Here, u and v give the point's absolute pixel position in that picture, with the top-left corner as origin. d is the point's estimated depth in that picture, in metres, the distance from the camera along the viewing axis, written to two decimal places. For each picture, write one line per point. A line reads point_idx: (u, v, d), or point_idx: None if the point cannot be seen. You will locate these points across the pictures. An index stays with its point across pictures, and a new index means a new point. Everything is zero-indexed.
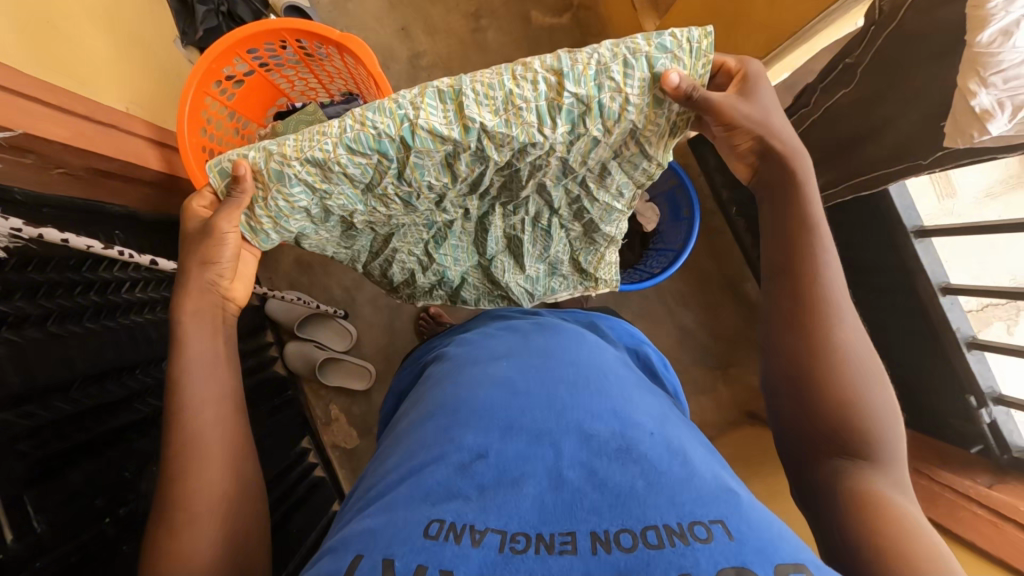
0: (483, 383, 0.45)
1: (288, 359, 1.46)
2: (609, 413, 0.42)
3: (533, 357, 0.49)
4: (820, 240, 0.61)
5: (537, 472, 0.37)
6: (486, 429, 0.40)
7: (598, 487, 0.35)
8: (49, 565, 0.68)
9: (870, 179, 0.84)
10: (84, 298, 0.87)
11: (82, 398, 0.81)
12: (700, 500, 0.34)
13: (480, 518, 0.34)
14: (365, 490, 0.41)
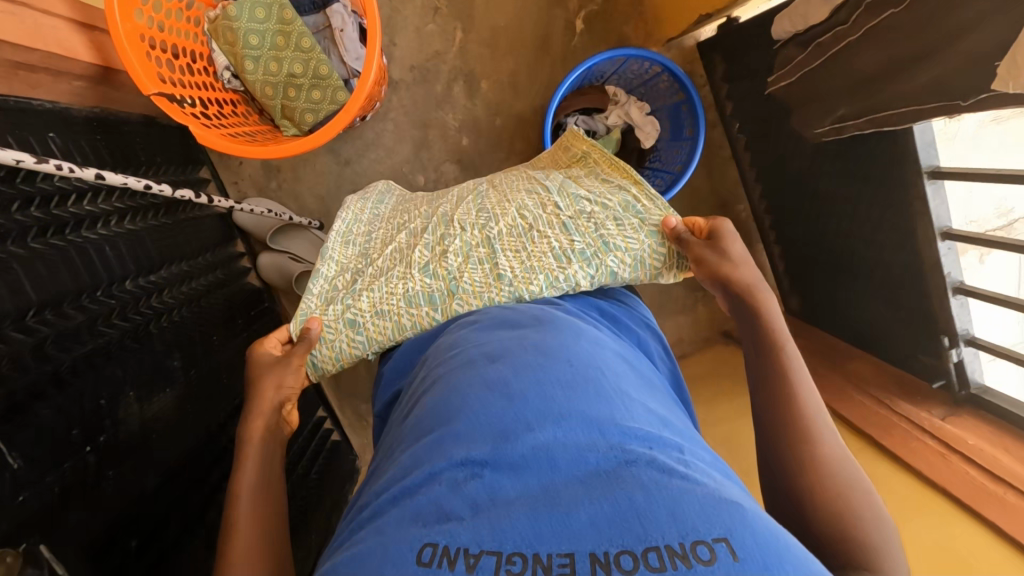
0: (475, 385, 0.43)
1: (262, 270, 1.40)
2: (607, 418, 0.39)
3: (525, 353, 0.46)
4: (788, 366, 0.63)
5: (532, 488, 0.35)
6: (478, 440, 0.38)
7: (596, 501, 0.34)
8: (32, 499, 0.67)
9: (894, 116, 0.78)
10: (24, 215, 0.78)
11: (38, 327, 0.76)
12: (702, 514, 0.32)
13: (474, 538, 0.32)
14: (358, 506, 0.40)
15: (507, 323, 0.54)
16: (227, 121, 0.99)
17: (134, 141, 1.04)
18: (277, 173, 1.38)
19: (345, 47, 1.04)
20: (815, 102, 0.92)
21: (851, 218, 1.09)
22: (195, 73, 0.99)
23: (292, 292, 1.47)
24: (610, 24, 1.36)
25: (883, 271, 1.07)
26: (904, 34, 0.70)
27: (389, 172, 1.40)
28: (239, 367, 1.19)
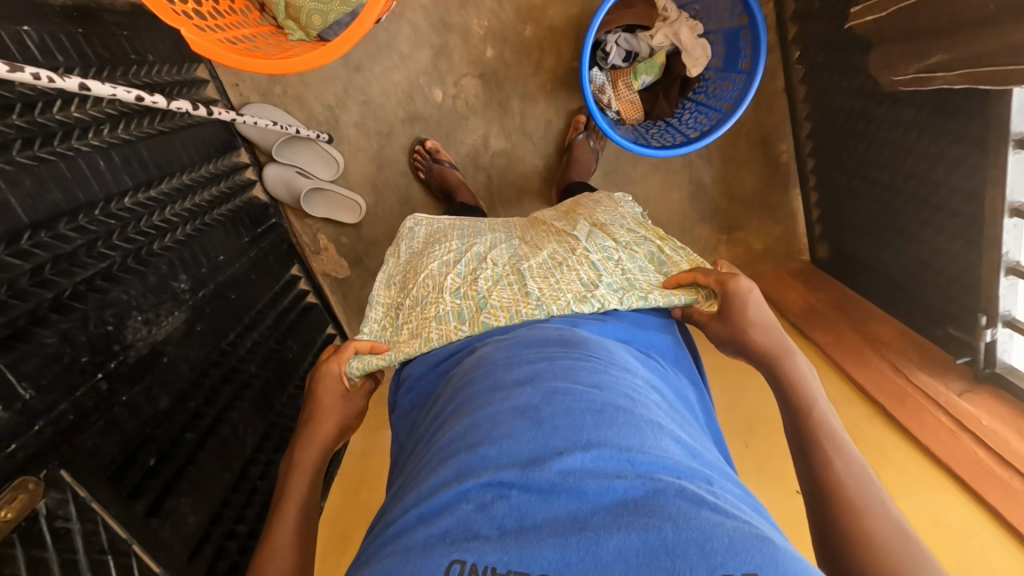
0: (504, 398, 0.40)
1: (267, 184, 1.32)
2: (638, 435, 0.36)
3: (554, 367, 0.43)
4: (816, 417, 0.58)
5: (560, 509, 0.32)
6: (505, 454, 0.35)
7: (627, 529, 0.30)
8: (47, 429, 0.67)
9: (997, 74, 0.67)
10: (5, 124, 0.71)
11: (34, 252, 0.71)
12: (739, 548, 0.29)
13: (500, 562, 0.29)
14: (380, 521, 0.38)
15: (534, 334, 0.51)
16: (224, 21, 0.87)
17: (121, 34, 0.92)
18: (282, 75, 1.25)
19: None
20: (905, 42, 0.79)
21: (910, 175, 0.99)
22: None
23: (300, 208, 1.40)
24: None
25: (935, 238, 0.99)
26: None
27: (404, 81, 1.27)
28: (247, 287, 1.16)
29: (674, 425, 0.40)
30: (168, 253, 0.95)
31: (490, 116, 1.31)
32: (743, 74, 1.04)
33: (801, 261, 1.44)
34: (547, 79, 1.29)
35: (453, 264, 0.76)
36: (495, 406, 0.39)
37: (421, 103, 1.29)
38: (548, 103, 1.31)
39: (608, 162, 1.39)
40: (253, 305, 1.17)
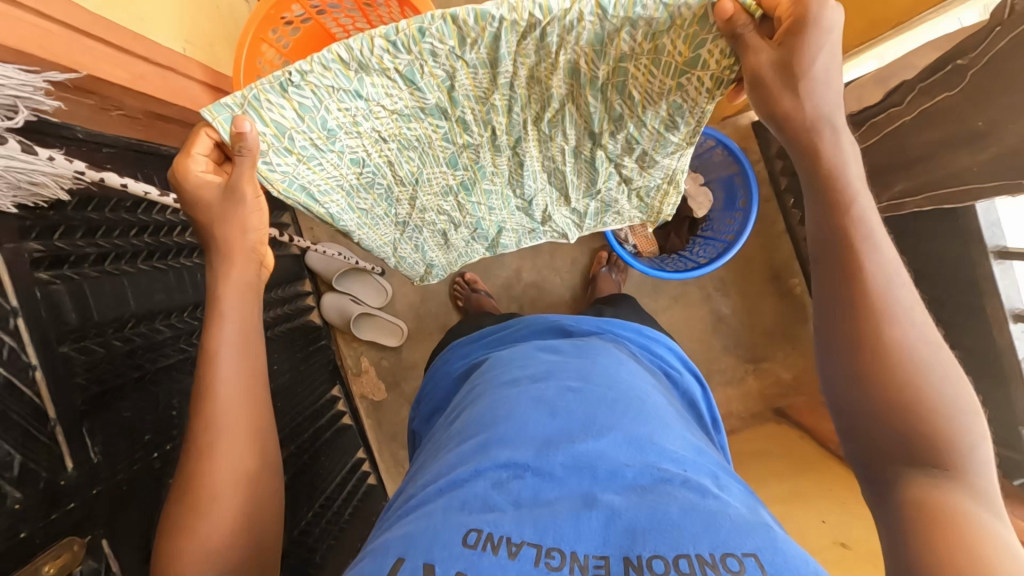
0: (521, 400, 0.46)
1: (324, 308, 1.49)
2: (644, 438, 0.41)
3: (571, 377, 0.49)
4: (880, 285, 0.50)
5: (571, 494, 0.37)
6: (522, 445, 0.40)
7: (634, 511, 0.35)
8: (103, 492, 0.73)
9: (949, 195, 0.78)
10: (139, 239, 0.90)
11: (132, 335, 0.84)
12: (737, 530, 0.33)
13: (516, 532, 0.33)
14: (404, 499, 0.42)
15: (547, 350, 0.57)
16: None
17: None
18: None
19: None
20: (870, 177, 0.93)
21: None
22: None
23: (349, 332, 1.54)
24: None
25: None
26: (961, 115, 0.72)
27: None
28: (293, 397, 1.24)
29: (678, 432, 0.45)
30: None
31: (523, 253, 1.50)
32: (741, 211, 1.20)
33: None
34: None
35: (414, 140, 0.74)
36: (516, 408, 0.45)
37: None
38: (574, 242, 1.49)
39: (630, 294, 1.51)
40: (296, 414, 1.24)
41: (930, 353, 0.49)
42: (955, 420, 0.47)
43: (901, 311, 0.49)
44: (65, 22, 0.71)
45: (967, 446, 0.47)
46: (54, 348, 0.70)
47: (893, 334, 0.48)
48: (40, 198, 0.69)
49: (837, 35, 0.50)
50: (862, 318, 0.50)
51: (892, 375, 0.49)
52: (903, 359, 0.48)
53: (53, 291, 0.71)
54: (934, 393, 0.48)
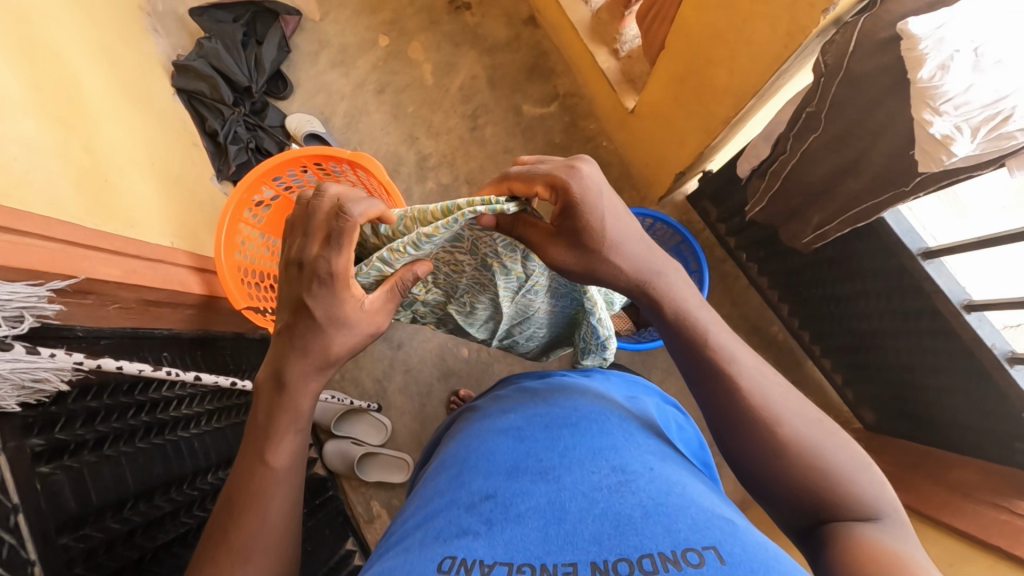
0: (494, 444, 0.54)
1: (327, 457, 1.49)
2: (603, 457, 0.49)
3: (541, 417, 0.58)
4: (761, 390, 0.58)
5: (540, 508, 0.44)
6: (494, 478, 0.48)
7: (598, 518, 0.42)
8: None
9: (860, 211, 0.86)
10: (136, 419, 0.94)
11: (131, 515, 0.85)
12: (695, 529, 0.40)
13: (489, 554, 0.40)
14: (389, 538, 0.50)
15: (515, 397, 0.66)
16: None
17: (221, 350, 1.25)
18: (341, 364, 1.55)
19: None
20: (790, 217, 1.03)
21: (876, 312, 1.09)
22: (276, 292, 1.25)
23: (354, 476, 1.52)
24: None
25: (931, 355, 1.02)
26: (835, 148, 0.82)
27: (436, 348, 1.55)
28: (306, 556, 1.19)
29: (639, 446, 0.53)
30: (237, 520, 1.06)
31: (511, 359, 1.54)
32: (698, 271, 1.28)
33: (854, 429, 1.37)
34: None
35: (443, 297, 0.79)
36: (493, 451, 0.53)
37: (452, 361, 1.55)
38: None
39: None
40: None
41: (814, 436, 0.55)
42: (829, 448, 0.55)
43: (777, 411, 0.57)
44: (62, 238, 0.83)
45: (873, 500, 0.53)
46: (53, 540, 0.71)
47: (784, 431, 0.55)
48: (42, 393, 0.75)
49: (605, 187, 0.59)
50: (752, 420, 0.57)
51: (792, 461, 0.54)
52: (800, 450, 0.55)
53: (53, 481, 0.74)
54: (832, 465, 0.54)
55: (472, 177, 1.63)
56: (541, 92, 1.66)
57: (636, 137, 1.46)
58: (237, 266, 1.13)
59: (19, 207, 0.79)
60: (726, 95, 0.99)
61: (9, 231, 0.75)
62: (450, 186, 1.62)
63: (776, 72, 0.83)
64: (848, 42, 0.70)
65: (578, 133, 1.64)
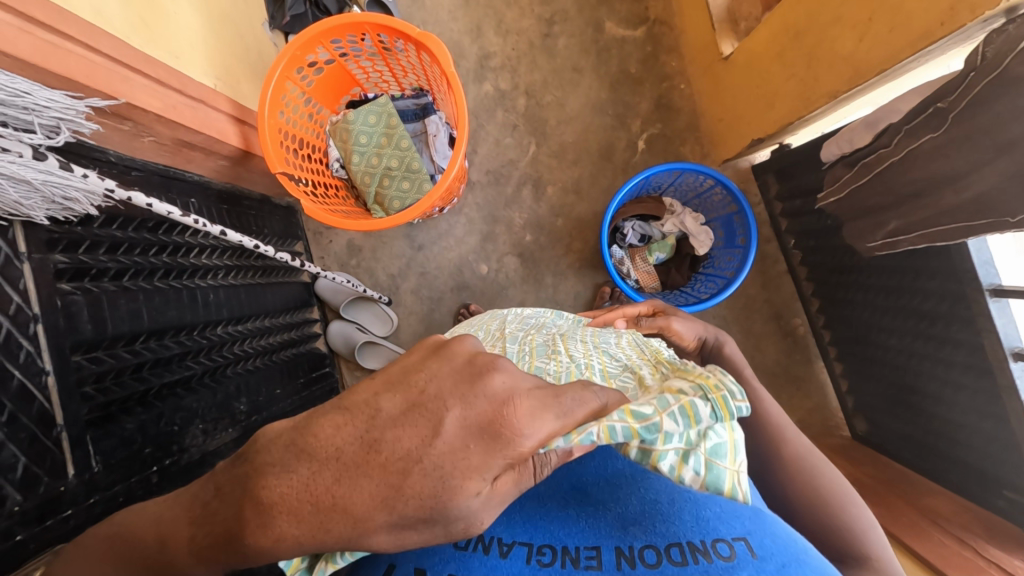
0: None
1: (330, 336, 1.52)
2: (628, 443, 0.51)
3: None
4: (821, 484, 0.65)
5: (563, 491, 0.48)
6: None
7: (621, 507, 0.45)
8: (100, 503, 0.73)
9: (939, 232, 0.81)
10: (156, 258, 0.94)
11: (143, 350, 0.87)
12: (722, 518, 0.42)
13: (508, 534, 0.44)
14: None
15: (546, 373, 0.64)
16: (328, 201, 1.16)
17: (246, 208, 1.24)
18: (359, 251, 1.54)
19: (439, 148, 1.24)
20: (862, 217, 0.96)
21: (916, 334, 1.05)
22: (312, 163, 1.19)
23: (352, 360, 1.56)
24: (671, 144, 1.50)
25: (958, 392, 0.99)
26: (945, 156, 0.74)
27: (455, 258, 1.53)
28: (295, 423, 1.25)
29: None
30: (241, 377, 1.09)
31: (528, 287, 1.52)
32: (742, 249, 1.23)
33: (841, 437, 1.37)
34: (576, 258, 1.52)
35: None
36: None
37: (468, 275, 1.53)
38: (577, 278, 1.52)
39: None
40: None
41: (817, 467, 0.64)
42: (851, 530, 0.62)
43: (786, 434, 0.66)
44: (107, 54, 0.77)
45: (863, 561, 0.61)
46: (68, 357, 0.73)
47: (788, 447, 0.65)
48: (71, 212, 0.73)
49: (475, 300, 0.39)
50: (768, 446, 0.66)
51: (813, 501, 0.61)
52: (808, 476, 0.63)
53: (72, 301, 0.75)
54: (837, 508, 0.60)
55: (533, 88, 1.51)
56: (629, 13, 1.50)
57: (720, 89, 1.33)
58: (277, 123, 1.07)
59: (66, 9, 0.73)
60: (844, 63, 0.88)
61: (51, 31, 0.69)
62: (507, 93, 1.51)
63: (920, 50, 0.74)
64: (1022, 36, 0.61)
65: (656, 67, 1.50)
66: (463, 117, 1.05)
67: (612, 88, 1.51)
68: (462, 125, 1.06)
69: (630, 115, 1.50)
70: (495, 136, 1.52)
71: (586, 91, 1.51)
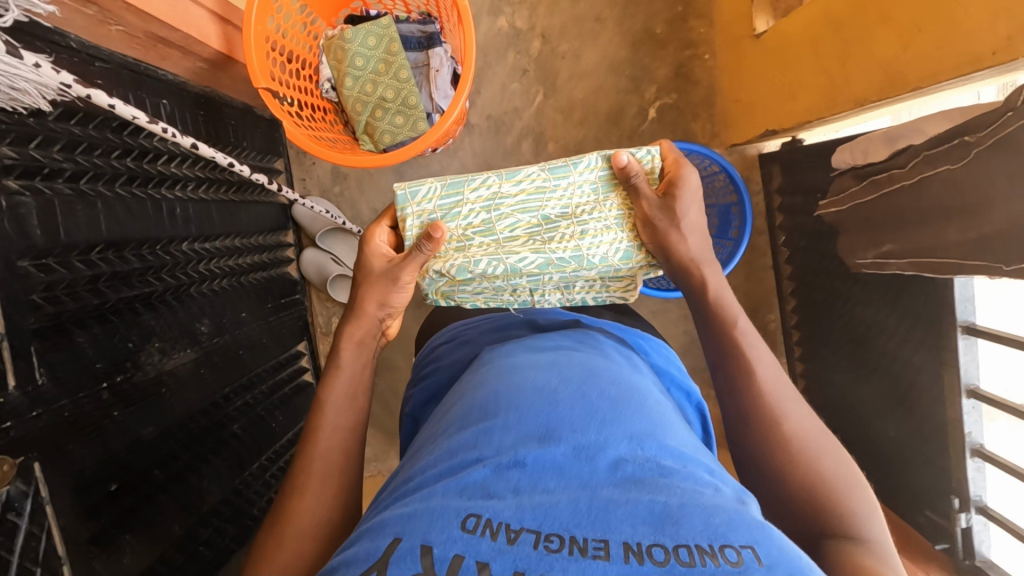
0: (526, 396, 0.54)
1: (303, 265, 1.47)
2: (640, 439, 0.49)
3: (574, 374, 0.58)
4: (778, 401, 0.63)
5: (571, 485, 0.44)
6: (526, 440, 0.48)
7: (631, 502, 0.42)
8: (44, 417, 0.71)
9: (929, 262, 0.81)
10: (120, 162, 0.88)
11: (97, 261, 0.82)
12: (732, 525, 0.40)
13: (515, 518, 0.41)
14: (402, 481, 0.50)
15: (559, 362, 0.62)
16: (314, 124, 1.08)
17: (223, 119, 1.16)
18: (343, 179, 1.47)
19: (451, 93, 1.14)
20: (858, 234, 0.95)
21: (879, 354, 1.08)
22: (301, 79, 1.09)
23: (324, 291, 1.53)
24: (683, 117, 1.42)
25: (904, 412, 1.04)
26: (957, 192, 0.72)
27: None
28: (257, 347, 1.24)
29: (675, 439, 0.51)
30: (204, 300, 1.06)
31: None
32: (732, 242, 1.20)
33: None
34: None
35: (525, 186, 0.79)
36: (531, 409, 0.52)
37: None
38: None
39: None
40: (258, 364, 1.24)
41: (818, 441, 0.61)
42: (823, 465, 0.59)
43: (783, 408, 0.63)
44: None
45: (862, 520, 0.55)
46: (13, 263, 0.68)
47: (788, 425, 0.61)
48: (21, 105, 0.66)
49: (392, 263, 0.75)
50: (761, 411, 0.63)
51: (802, 488, 0.58)
52: (802, 446, 0.60)
53: (17, 203, 0.70)
54: (833, 478, 0.58)
55: (549, 33, 1.40)
56: None
57: (743, 69, 1.27)
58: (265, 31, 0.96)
59: None
60: (878, 69, 0.83)
61: None
62: (522, 33, 1.41)
63: (960, 76, 0.70)
64: None
65: (683, 31, 1.39)
66: (470, 58, 0.95)
67: (633, 47, 1.40)
68: (469, 66, 0.97)
69: (645, 80, 1.41)
70: (502, 80, 1.42)
71: (603, 46, 1.40)
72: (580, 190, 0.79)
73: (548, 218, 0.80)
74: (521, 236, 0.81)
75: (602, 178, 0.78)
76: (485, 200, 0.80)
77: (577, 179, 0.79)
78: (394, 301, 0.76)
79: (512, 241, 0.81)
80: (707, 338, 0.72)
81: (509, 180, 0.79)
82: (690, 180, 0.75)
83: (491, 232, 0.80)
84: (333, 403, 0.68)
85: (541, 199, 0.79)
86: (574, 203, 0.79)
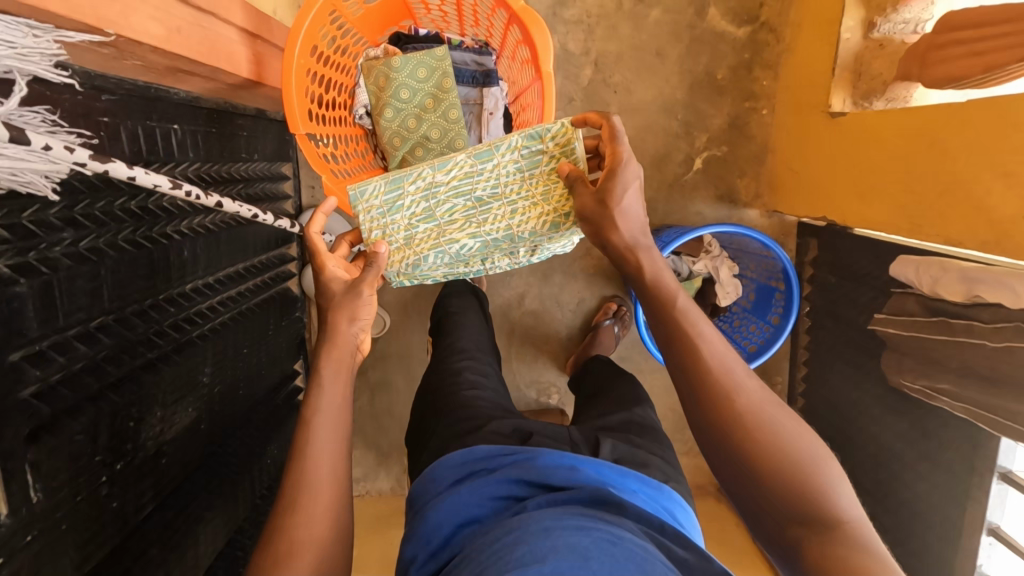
0: (557, 551, 0.44)
1: (306, 281, 1.35)
2: None
3: (616, 537, 0.46)
4: (749, 411, 0.59)
5: None
6: None
7: None
8: (38, 537, 0.62)
9: (989, 417, 0.81)
10: (125, 211, 0.75)
11: (98, 338, 0.71)
12: None
13: None
14: None
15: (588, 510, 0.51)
16: (346, 163, 0.95)
17: (235, 134, 1.01)
18: None
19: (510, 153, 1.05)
20: (912, 360, 0.94)
21: (895, 458, 1.10)
22: (334, 108, 0.95)
23: None
24: (729, 171, 1.35)
25: (915, 519, 1.08)
26: None
27: None
28: (256, 383, 1.13)
29: None
30: (218, 345, 0.96)
31: (531, 279, 1.43)
32: (771, 325, 1.16)
33: None
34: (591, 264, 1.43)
35: (449, 178, 0.85)
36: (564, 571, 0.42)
37: None
38: (586, 284, 1.44)
39: (624, 350, 1.50)
40: (256, 401, 1.14)
41: (815, 449, 0.58)
42: (823, 471, 0.56)
43: (740, 387, 0.60)
44: None
45: (867, 529, 0.54)
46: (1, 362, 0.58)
47: (805, 449, 0.57)
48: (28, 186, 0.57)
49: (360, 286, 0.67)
50: (750, 433, 0.58)
51: (818, 507, 0.55)
52: (801, 459, 0.57)
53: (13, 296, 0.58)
54: (838, 498, 0.55)
55: (604, 61, 1.27)
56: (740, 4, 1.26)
57: (807, 141, 1.19)
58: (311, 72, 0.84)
59: None
60: (983, 218, 0.78)
61: None
62: (574, 57, 1.27)
63: None
64: None
65: (746, 80, 1.29)
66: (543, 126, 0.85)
67: (691, 89, 1.30)
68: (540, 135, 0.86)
69: (698, 127, 1.32)
70: None
71: (660, 84, 1.29)
72: (495, 165, 0.85)
73: (480, 199, 0.87)
74: (457, 227, 0.89)
75: (521, 156, 0.84)
76: (421, 189, 0.86)
77: (473, 153, 0.85)
78: (362, 317, 0.66)
79: (455, 232, 0.89)
80: (672, 359, 0.64)
81: (455, 176, 0.85)
82: (630, 173, 0.72)
83: (438, 220, 0.88)
84: (314, 460, 0.56)
85: (466, 190, 0.87)
86: (502, 187, 0.86)
